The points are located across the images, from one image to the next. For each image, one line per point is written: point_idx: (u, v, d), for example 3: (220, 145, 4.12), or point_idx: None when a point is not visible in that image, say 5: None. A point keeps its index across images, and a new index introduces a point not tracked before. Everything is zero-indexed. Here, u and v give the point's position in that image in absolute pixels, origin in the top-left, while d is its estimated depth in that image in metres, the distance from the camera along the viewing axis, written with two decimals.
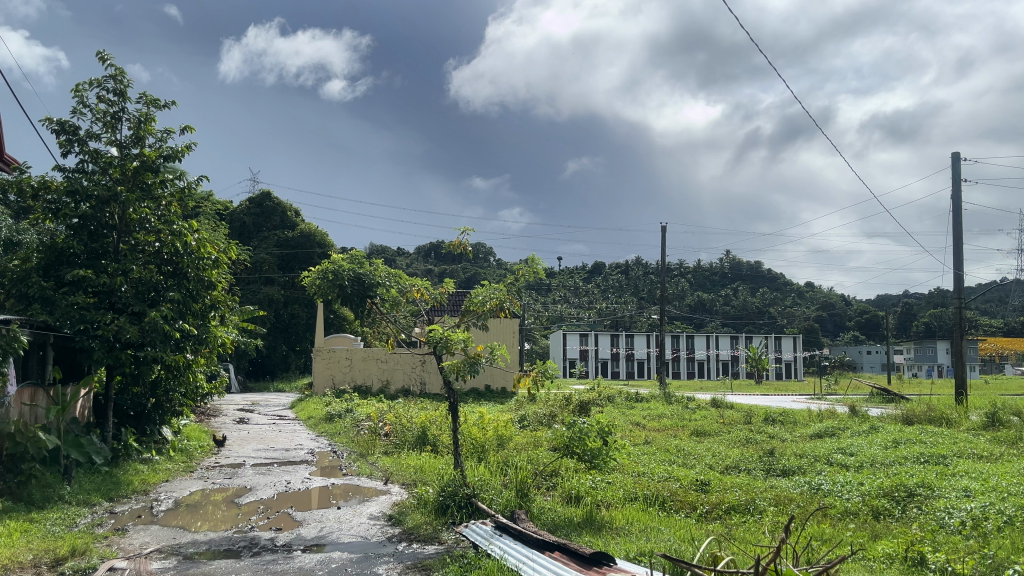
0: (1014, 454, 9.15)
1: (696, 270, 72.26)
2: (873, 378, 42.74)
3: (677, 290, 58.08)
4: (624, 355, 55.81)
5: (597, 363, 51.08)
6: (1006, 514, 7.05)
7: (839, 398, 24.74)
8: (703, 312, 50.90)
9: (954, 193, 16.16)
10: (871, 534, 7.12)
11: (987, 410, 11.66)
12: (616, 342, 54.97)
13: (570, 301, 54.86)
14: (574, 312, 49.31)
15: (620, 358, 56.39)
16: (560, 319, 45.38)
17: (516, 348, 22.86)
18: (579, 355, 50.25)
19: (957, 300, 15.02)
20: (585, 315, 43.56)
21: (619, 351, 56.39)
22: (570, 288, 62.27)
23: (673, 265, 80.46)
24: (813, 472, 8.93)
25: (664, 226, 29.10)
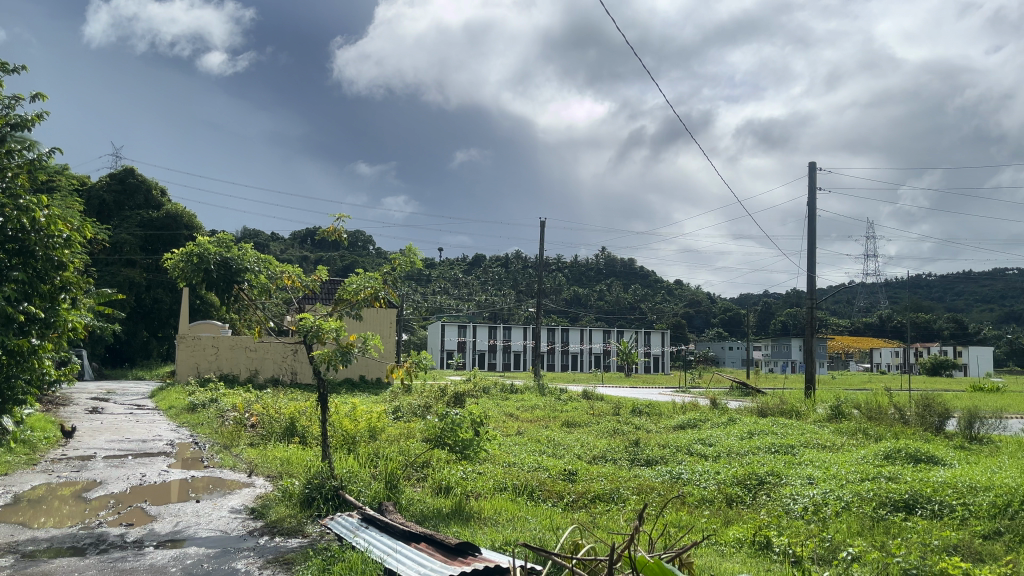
0: (854, 444, 9.88)
1: (572, 267, 73.84)
2: (732, 374, 45.30)
3: (554, 284, 59.01)
4: (502, 348, 56.33)
5: (474, 354, 51.25)
6: (844, 500, 7.66)
7: (700, 392, 26.02)
8: (579, 306, 52.04)
9: (808, 200, 17.15)
10: (724, 520, 7.54)
11: (832, 403, 12.53)
12: (494, 334, 55.34)
13: (449, 292, 54.76)
14: (452, 303, 49.22)
15: (497, 349, 56.83)
16: (438, 311, 45.27)
17: (391, 338, 22.65)
18: (456, 348, 50.29)
19: (810, 300, 16.05)
20: (462, 306, 43.59)
21: (497, 343, 56.87)
22: (450, 278, 62.13)
23: (552, 261, 81.83)
24: (674, 462, 9.32)
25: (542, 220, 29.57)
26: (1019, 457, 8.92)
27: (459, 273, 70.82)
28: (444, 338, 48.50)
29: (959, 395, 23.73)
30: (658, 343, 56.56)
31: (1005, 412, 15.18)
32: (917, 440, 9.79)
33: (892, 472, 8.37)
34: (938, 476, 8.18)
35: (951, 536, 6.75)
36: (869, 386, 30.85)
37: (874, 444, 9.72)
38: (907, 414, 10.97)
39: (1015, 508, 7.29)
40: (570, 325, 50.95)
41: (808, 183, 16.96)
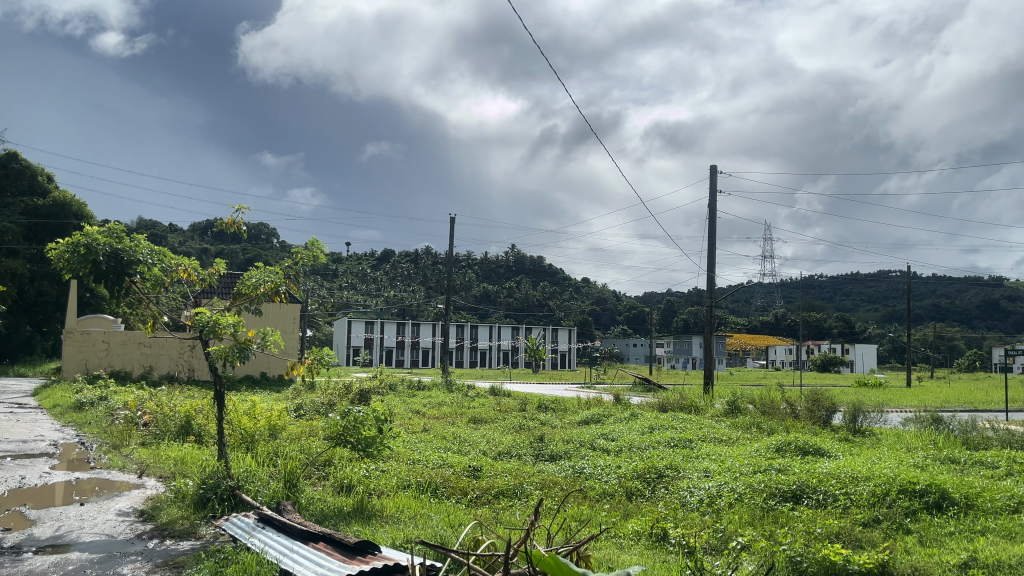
0: (748, 438, 10.27)
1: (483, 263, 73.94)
2: (637, 371, 46.51)
3: (464, 280, 58.97)
4: (410, 344, 55.90)
5: (382, 350, 50.70)
6: (737, 492, 7.96)
7: (605, 388, 26.58)
8: (488, 303, 52.19)
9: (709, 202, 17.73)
10: (624, 513, 7.72)
11: (729, 399, 13.00)
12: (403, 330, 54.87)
13: (357, 288, 53.91)
14: (360, 298, 48.46)
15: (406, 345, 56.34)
16: (345, 307, 44.48)
17: (295, 335, 22.17)
18: (363, 344, 49.57)
19: (709, 299, 16.59)
20: (370, 302, 43.01)
21: (406, 339, 56.39)
22: (359, 273, 61.20)
23: (463, 258, 81.71)
24: (577, 457, 9.47)
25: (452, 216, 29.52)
26: (897, 448, 9.49)
27: (368, 269, 69.82)
28: (352, 333, 47.74)
29: (846, 390, 25.02)
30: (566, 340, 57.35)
31: (886, 406, 16.10)
32: (806, 433, 10.27)
33: (782, 464, 8.75)
34: (824, 468, 8.61)
35: (835, 524, 7.10)
36: (764, 382, 32.15)
37: (766, 438, 10.13)
38: (797, 409, 11.50)
39: (891, 497, 7.75)
40: (479, 322, 50.98)
41: (709, 186, 17.52)
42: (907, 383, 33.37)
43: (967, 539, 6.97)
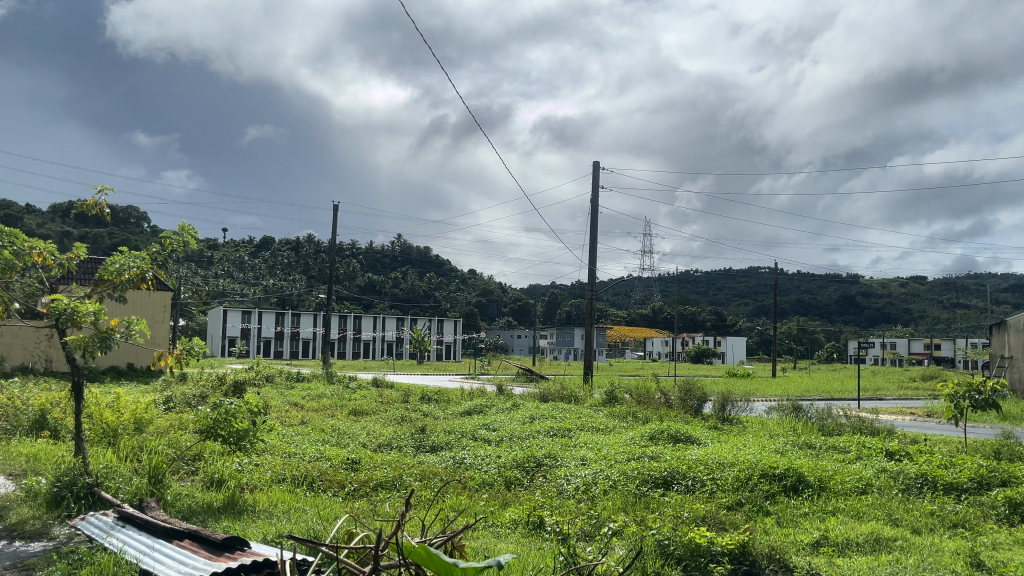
0: (624, 426, 10.59)
1: (369, 252, 72.81)
2: (521, 362, 47.13)
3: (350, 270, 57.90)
4: (290, 334, 54.41)
5: (261, 340, 49.10)
6: (612, 479, 8.22)
7: (488, 379, 26.77)
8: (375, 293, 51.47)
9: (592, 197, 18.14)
10: (502, 502, 7.81)
11: (607, 388, 13.40)
12: (283, 320, 53.31)
13: (235, 276, 51.90)
14: (238, 287, 46.68)
15: (288, 335, 54.81)
16: (221, 295, 42.74)
17: (166, 325, 21.25)
18: (240, 334, 47.82)
19: (590, 292, 16.98)
20: (248, 291, 41.52)
21: (286, 329, 54.83)
22: (237, 261, 58.95)
23: (348, 247, 80.17)
24: (458, 447, 9.50)
25: (337, 204, 28.94)
26: (760, 435, 10.03)
27: (247, 256, 67.37)
28: (229, 322, 45.97)
29: (716, 380, 26.30)
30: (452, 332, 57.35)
31: (752, 394, 16.99)
32: (679, 422, 10.70)
33: (654, 452, 9.09)
34: (693, 454, 9.00)
35: (701, 508, 7.45)
36: (639, 373, 33.28)
37: (641, 426, 10.49)
38: (671, 398, 11.96)
39: (753, 481, 8.20)
40: (364, 312, 50.16)
41: (593, 181, 17.93)
42: (773, 373, 35.36)
43: (819, 520, 7.48)
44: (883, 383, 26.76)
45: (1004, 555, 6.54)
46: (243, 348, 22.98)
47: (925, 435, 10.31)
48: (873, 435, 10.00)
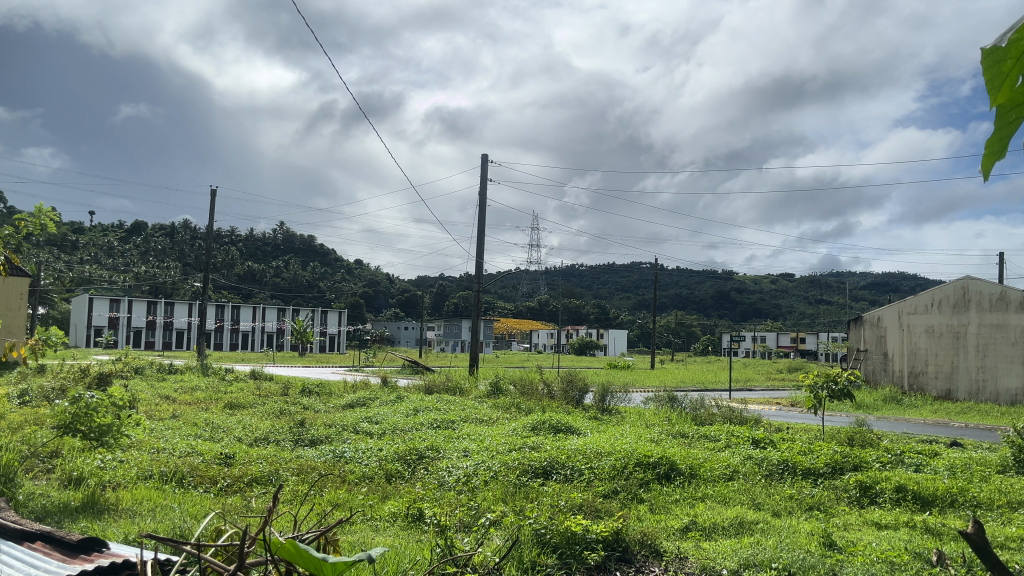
0: (507, 418, 10.71)
1: (253, 240, 70.36)
2: (407, 355, 46.96)
3: (231, 258, 55.74)
4: (163, 324, 51.86)
5: (132, 330, 46.54)
6: (493, 469, 8.30)
7: (374, 371, 26.46)
8: (257, 281, 49.77)
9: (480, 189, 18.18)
10: (381, 495, 7.74)
11: (492, 380, 13.51)
12: (156, 309, 50.70)
13: (104, 262, 48.92)
14: (107, 273, 44.03)
15: (162, 325, 52.23)
16: (86, 282, 40.18)
17: (23, 313, 19.90)
18: (108, 323, 45.15)
19: (477, 285, 17.03)
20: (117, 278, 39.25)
21: (159, 319, 52.21)
22: (107, 246, 55.58)
23: (229, 234, 77.14)
24: (338, 441, 9.33)
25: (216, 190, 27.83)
26: (637, 425, 10.35)
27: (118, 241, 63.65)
28: (97, 311, 43.33)
29: (600, 372, 27.02)
30: (337, 323, 56.23)
31: (631, 385, 17.53)
32: (560, 413, 10.91)
33: (535, 442, 9.22)
34: (572, 444, 9.20)
35: (578, 497, 7.62)
36: (524, 364, 33.77)
37: (524, 417, 10.64)
38: (554, 389, 12.20)
39: (629, 469, 8.46)
40: (245, 302, 48.41)
41: (481, 173, 17.98)
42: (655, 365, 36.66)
43: (689, 506, 7.80)
44: (753, 374, 28.25)
45: (853, 535, 7.04)
46: (111, 337, 21.76)
47: (787, 424, 10.96)
48: (741, 424, 10.51)
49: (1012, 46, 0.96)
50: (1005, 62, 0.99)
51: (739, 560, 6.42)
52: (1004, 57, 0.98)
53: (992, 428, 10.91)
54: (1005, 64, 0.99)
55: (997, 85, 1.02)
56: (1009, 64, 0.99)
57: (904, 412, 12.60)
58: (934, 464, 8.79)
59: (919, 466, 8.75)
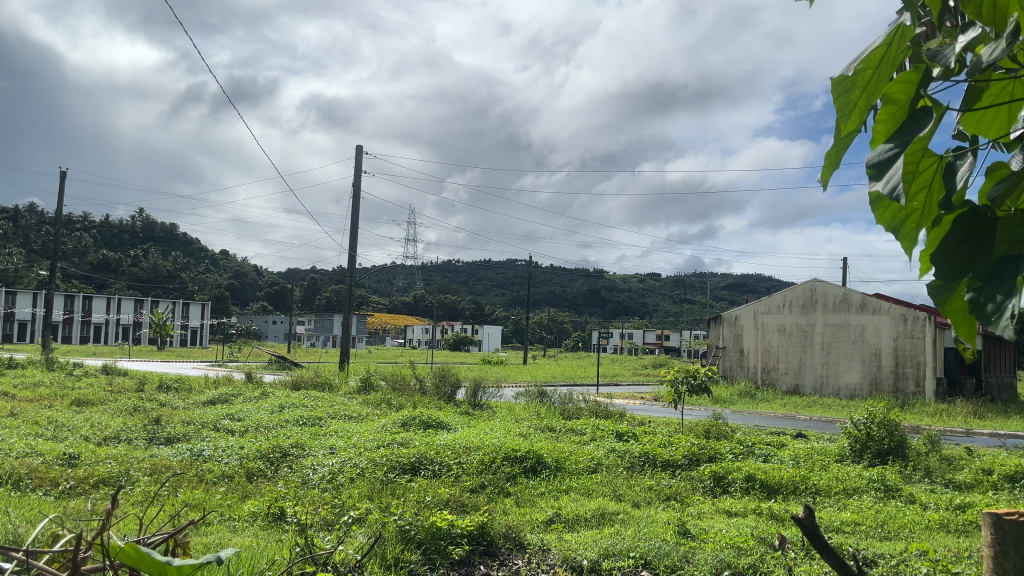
0: (377, 414, 10.59)
1: (111, 226, 66.09)
2: (275, 350, 45.42)
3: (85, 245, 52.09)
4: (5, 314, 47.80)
5: None
6: (359, 466, 8.18)
7: (240, 366, 25.46)
8: (114, 271, 46.76)
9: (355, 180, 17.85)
10: (241, 494, 7.47)
11: (362, 375, 13.33)
12: None
13: None
14: None
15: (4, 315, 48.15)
16: None
17: None
18: None
19: (349, 278, 16.72)
20: None
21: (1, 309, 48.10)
22: None
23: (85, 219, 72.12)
24: (197, 439, 8.94)
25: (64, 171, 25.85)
26: (507, 420, 10.48)
27: None
28: None
29: (473, 367, 27.15)
30: (203, 315, 53.67)
31: (503, 380, 17.70)
32: (431, 408, 10.91)
33: (404, 438, 9.18)
34: (442, 439, 9.22)
35: (444, 491, 7.63)
36: (396, 360, 33.45)
37: (394, 413, 10.55)
38: (426, 385, 12.15)
39: (496, 463, 8.56)
40: (100, 292, 45.35)
41: (356, 164, 17.67)
42: (529, 360, 37.16)
43: (553, 498, 7.97)
44: (620, 370, 29.25)
45: (706, 523, 7.41)
46: None
47: (650, 418, 11.40)
48: (607, 418, 10.86)
49: (862, 71, 1.04)
50: (855, 90, 1.05)
51: (599, 549, 6.63)
52: (854, 82, 1.05)
53: (832, 420, 11.77)
54: (855, 92, 1.05)
55: (842, 119, 1.08)
56: (858, 92, 1.04)
57: (757, 405, 13.39)
58: (780, 455, 9.38)
59: (767, 456, 9.31)
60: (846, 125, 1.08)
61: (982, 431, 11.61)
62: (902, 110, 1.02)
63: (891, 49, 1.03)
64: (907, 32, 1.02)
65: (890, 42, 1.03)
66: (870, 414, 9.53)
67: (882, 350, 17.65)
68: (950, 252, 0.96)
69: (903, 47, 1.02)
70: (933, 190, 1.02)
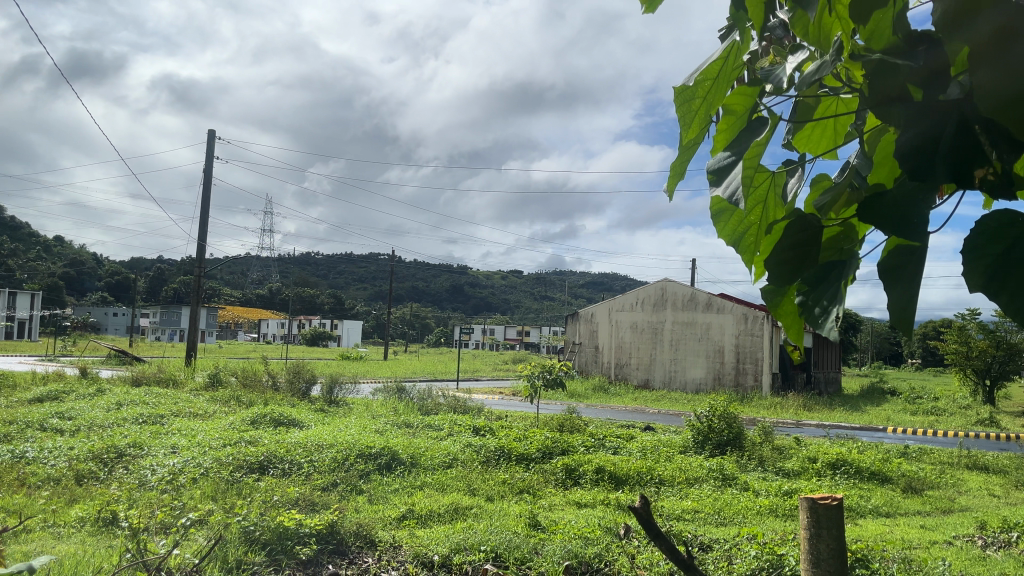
0: (225, 411, 10.17)
1: None
2: (117, 344, 42.44)
3: None
4: None
5: None
6: (203, 466, 7.82)
7: (74, 361, 23.67)
8: None
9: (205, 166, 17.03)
10: (68, 499, 6.95)
11: (211, 371, 12.77)
12: None
13: None
14: None
15: None
16: None
17: None
18: None
19: (197, 267, 15.94)
20: None
21: None
22: None
23: None
24: (20, 440, 8.24)
25: None
26: (362, 416, 10.35)
27: None
28: None
29: (330, 363, 26.55)
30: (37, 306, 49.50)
31: (362, 377, 17.39)
32: (284, 405, 10.60)
33: (253, 437, 8.86)
34: (292, 437, 8.97)
35: (294, 490, 7.42)
36: (250, 356, 32.14)
37: (243, 411, 10.16)
38: (278, 380, 11.78)
39: (350, 460, 8.43)
40: None
41: (208, 150, 16.87)
42: (391, 356, 36.74)
43: (407, 494, 7.92)
44: (480, 366, 29.59)
45: (556, 514, 7.58)
46: None
47: (506, 412, 11.60)
48: (464, 413, 10.95)
49: (701, 82, 1.08)
50: (696, 99, 1.08)
51: (451, 544, 6.63)
52: (694, 93, 1.08)
53: (677, 413, 12.38)
54: (695, 102, 1.08)
55: (686, 124, 1.09)
56: (699, 101, 1.07)
57: (610, 400, 13.89)
58: (629, 446, 9.77)
59: (617, 448, 9.66)
60: (688, 132, 1.09)
61: (810, 422, 12.58)
62: (737, 120, 1.07)
63: (726, 64, 1.07)
64: (740, 49, 1.07)
65: (726, 58, 1.07)
66: (712, 408, 10.11)
67: (724, 347, 18.73)
68: (783, 260, 0.98)
69: (737, 63, 1.08)
70: (767, 205, 1.10)
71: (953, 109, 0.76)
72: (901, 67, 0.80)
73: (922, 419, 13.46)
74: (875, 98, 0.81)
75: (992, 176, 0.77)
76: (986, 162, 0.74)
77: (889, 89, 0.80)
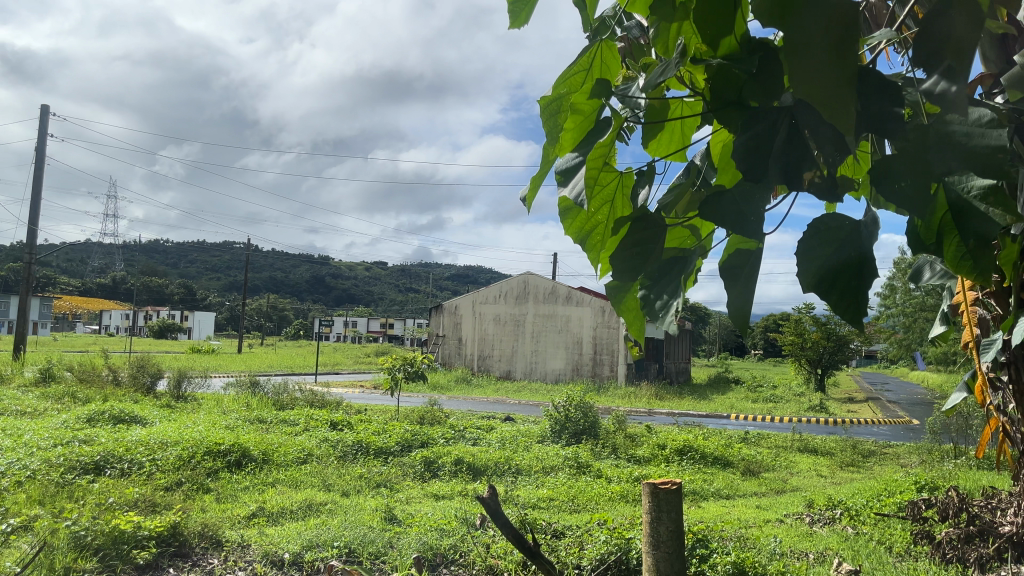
0: (58, 409, 9.45)
1: None
2: None
3: None
4: None
5: None
6: (30, 469, 7.22)
7: None
8: None
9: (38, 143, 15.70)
10: None
11: (43, 365, 11.83)
12: None
13: None
14: None
15: None
16: None
17: None
18: None
19: (28, 254, 14.71)
20: None
21: None
22: None
23: None
24: None
25: None
26: (212, 412, 9.93)
27: None
28: None
29: (182, 357, 25.22)
30: None
31: (216, 371, 16.62)
32: (125, 401, 9.98)
33: (88, 436, 8.29)
34: (133, 435, 8.47)
35: (134, 491, 6.99)
36: (91, 349, 29.99)
37: (78, 407, 9.48)
38: (120, 375, 11.09)
39: (196, 459, 8.05)
40: None
41: (42, 126, 15.58)
42: (250, 350, 35.36)
43: (258, 492, 7.64)
44: (342, 358, 29.05)
45: (412, 507, 7.54)
46: None
47: (366, 405, 11.46)
48: (322, 407, 10.72)
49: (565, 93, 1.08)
50: (560, 112, 1.09)
51: (303, 541, 6.45)
52: (560, 106, 1.08)
53: (536, 404, 12.64)
54: (560, 115, 1.09)
55: (552, 139, 1.09)
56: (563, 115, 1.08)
57: (471, 391, 13.99)
58: (489, 437, 9.87)
59: (477, 440, 9.74)
60: (552, 145, 1.09)
61: (661, 410, 13.19)
62: (589, 118, 1.03)
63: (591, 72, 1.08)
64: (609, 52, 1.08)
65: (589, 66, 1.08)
66: (569, 398, 10.39)
67: (582, 338, 19.36)
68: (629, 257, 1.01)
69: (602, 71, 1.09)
70: (615, 204, 1.10)
71: (781, 112, 0.80)
72: (744, 77, 0.82)
73: (762, 405, 14.43)
74: (723, 106, 0.83)
75: (818, 178, 0.83)
76: (813, 164, 0.79)
77: (738, 95, 0.83)
